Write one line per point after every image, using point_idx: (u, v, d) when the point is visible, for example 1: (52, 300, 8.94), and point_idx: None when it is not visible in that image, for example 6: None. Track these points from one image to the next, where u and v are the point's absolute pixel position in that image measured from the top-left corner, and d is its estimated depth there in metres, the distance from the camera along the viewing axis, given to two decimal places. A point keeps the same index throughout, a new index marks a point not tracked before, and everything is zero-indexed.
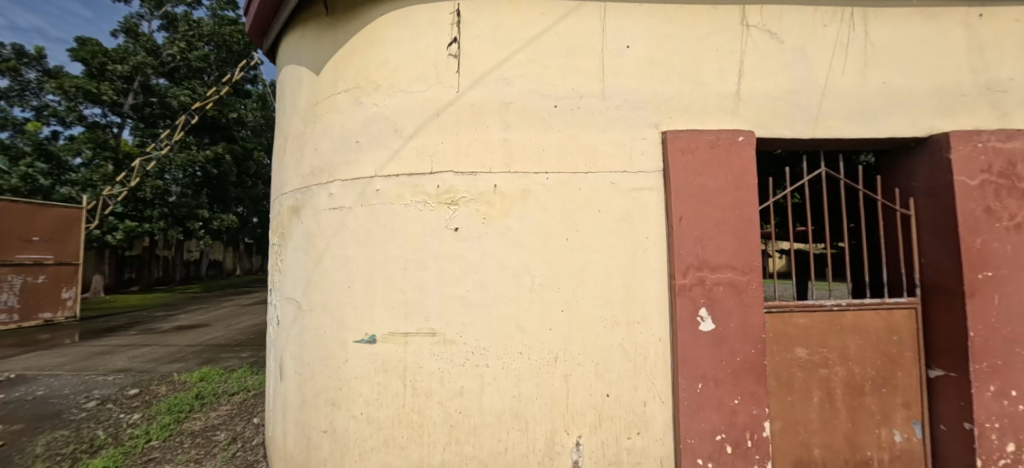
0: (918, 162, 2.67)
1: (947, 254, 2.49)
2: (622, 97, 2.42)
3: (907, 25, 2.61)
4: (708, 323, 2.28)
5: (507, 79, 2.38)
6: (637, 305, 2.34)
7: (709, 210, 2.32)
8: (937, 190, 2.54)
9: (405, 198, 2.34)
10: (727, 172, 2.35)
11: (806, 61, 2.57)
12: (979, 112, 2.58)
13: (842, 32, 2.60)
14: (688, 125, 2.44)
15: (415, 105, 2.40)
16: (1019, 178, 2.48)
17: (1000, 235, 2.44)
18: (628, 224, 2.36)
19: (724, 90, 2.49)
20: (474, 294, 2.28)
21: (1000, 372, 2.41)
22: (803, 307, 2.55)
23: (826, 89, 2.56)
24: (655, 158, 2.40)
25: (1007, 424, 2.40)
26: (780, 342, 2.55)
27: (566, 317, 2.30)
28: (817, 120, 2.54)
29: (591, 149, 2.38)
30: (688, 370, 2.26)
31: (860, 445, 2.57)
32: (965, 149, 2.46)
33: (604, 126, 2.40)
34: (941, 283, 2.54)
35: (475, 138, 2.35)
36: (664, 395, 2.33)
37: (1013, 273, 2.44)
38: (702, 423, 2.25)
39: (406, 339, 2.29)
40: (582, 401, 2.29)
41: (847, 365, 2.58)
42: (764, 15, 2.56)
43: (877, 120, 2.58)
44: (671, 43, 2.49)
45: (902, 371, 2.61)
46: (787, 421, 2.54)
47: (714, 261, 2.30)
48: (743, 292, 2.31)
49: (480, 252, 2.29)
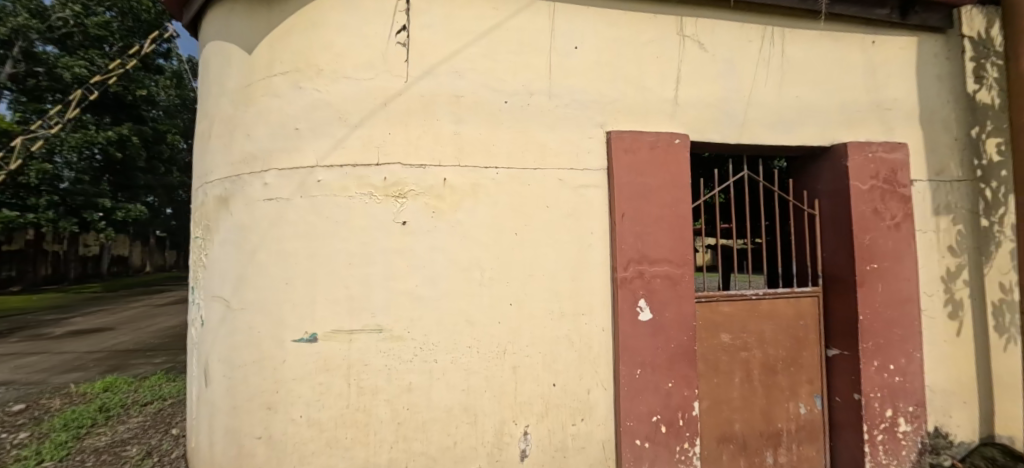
0: (822, 167, 3.04)
1: (843, 249, 2.89)
2: (572, 97, 2.50)
3: (814, 46, 2.97)
4: (647, 313, 2.44)
5: (458, 72, 2.36)
6: (583, 298, 2.44)
7: (651, 208, 2.48)
8: (837, 193, 2.93)
9: (349, 190, 2.23)
10: (665, 173, 2.52)
11: (734, 72, 2.81)
12: (870, 126, 3.01)
13: (764, 47, 2.88)
14: (631, 126, 2.58)
15: (361, 93, 2.29)
16: (899, 185, 2.92)
17: (884, 233, 2.87)
18: (574, 220, 2.45)
19: (664, 95, 2.66)
20: (424, 289, 2.24)
21: (882, 350, 2.83)
22: (728, 296, 2.81)
23: (750, 99, 2.82)
24: (600, 157, 2.51)
25: (886, 393, 2.84)
26: (708, 329, 2.79)
27: (515, 311, 2.34)
28: (742, 127, 2.80)
29: (541, 146, 2.43)
30: (628, 357, 2.41)
31: (773, 419, 2.90)
32: (858, 158, 2.86)
33: (554, 124, 2.46)
34: (838, 275, 2.94)
35: (425, 130, 2.30)
36: (606, 381, 2.45)
37: (893, 265, 2.88)
38: (640, 407, 2.41)
39: (350, 336, 2.19)
40: (530, 392, 2.35)
41: (762, 348, 2.90)
42: (698, 27, 2.77)
43: (791, 130, 2.89)
44: (616, 46, 2.60)
45: (807, 352, 3.00)
46: (713, 400, 2.80)
47: (653, 255, 2.46)
48: (678, 284, 2.49)
49: (429, 246, 2.25)
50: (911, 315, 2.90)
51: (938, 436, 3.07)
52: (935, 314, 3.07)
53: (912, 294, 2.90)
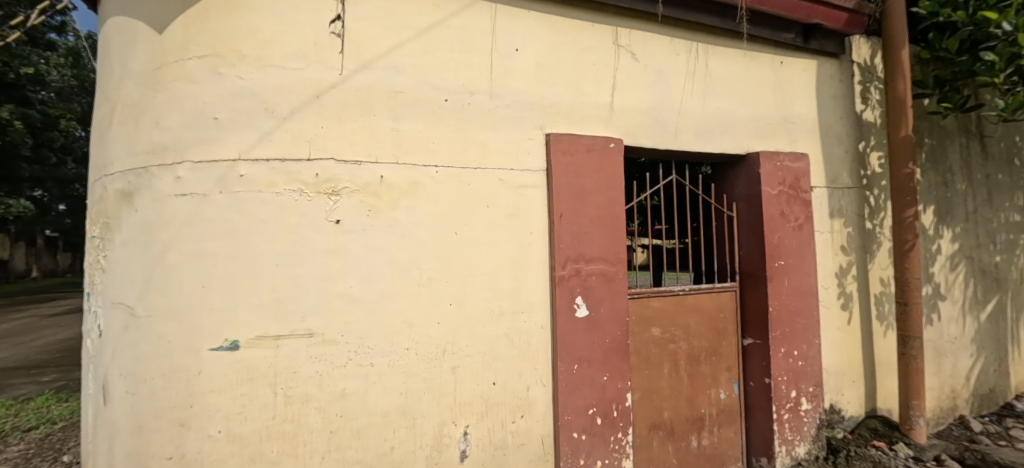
0: (738, 173, 3.34)
1: (756, 248, 3.21)
2: (512, 99, 2.53)
3: (732, 62, 3.25)
4: (583, 309, 2.55)
5: (397, 67, 2.29)
6: (522, 296, 2.47)
7: (587, 208, 2.59)
8: (751, 197, 3.25)
9: (276, 186, 2.08)
10: (601, 175, 2.65)
11: (664, 82, 3.00)
12: (778, 137, 3.35)
13: (690, 61, 3.10)
14: (569, 129, 2.66)
15: (291, 84, 2.14)
16: (801, 190, 3.31)
17: (789, 233, 3.22)
18: (515, 220, 2.48)
19: (600, 100, 2.78)
20: (359, 290, 2.14)
21: (787, 338, 3.18)
22: (658, 292, 3.00)
23: (677, 108, 3.02)
24: (540, 158, 2.57)
25: (790, 376, 3.19)
26: (640, 323, 2.95)
27: (455, 310, 2.31)
28: (673, 135, 2.99)
29: (482, 145, 2.43)
30: (566, 353, 2.49)
31: (697, 405, 3.14)
32: (768, 165, 3.20)
33: (495, 124, 2.47)
34: (752, 271, 3.25)
35: (360, 125, 2.20)
36: (545, 378, 2.51)
37: (795, 262, 3.24)
38: (577, 401, 2.51)
39: (277, 342, 2.04)
40: (470, 391, 2.34)
41: (688, 340, 3.12)
42: (631, 37, 2.92)
43: (713, 138, 3.13)
44: (556, 51, 2.68)
45: (726, 342, 3.28)
46: (645, 390, 2.96)
47: (589, 254, 2.58)
48: (612, 281, 2.63)
49: (365, 246, 2.16)
50: (810, 306, 3.28)
51: (832, 412, 3.50)
52: (830, 304, 3.48)
53: (812, 287, 3.30)
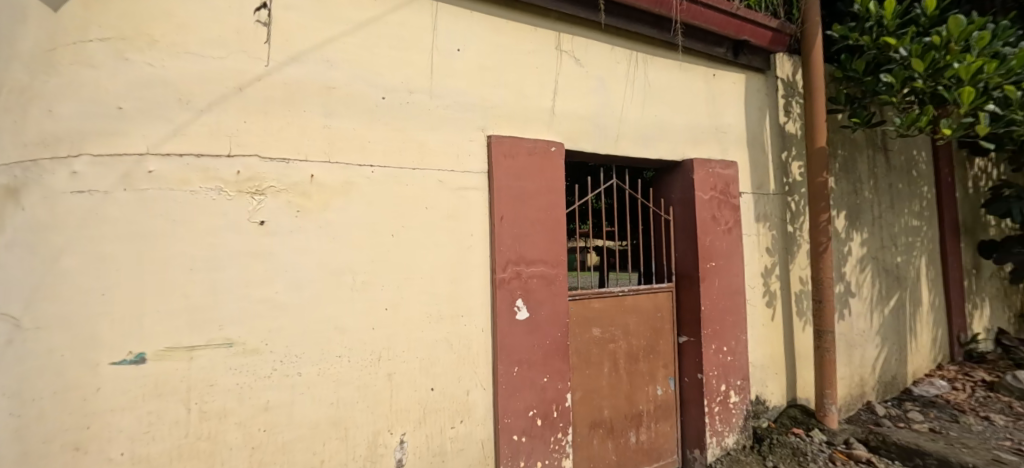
0: (674, 179, 3.50)
1: (689, 250, 3.38)
2: (454, 99, 2.50)
3: (668, 72, 3.40)
4: (523, 311, 2.57)
5: (330, 61, 2.18)
6: (462, 300, 2.44)
7: (528, 211, 2.62)
8: (685, 202, 3.41)
9: (190, 184, 1.87)
10: (542, 178, 2.68)
11: (605, 88, 3.08)
12: (709, 146, 3.54)
13: (630, 69, 3.21)
14: (511, 132, 2.67)
15: (212, 74, 1.93)
16: (730, 196, 3.52)
17: (719, 236, 3.42)
18: (455, 222, 2.44)
19: (542, 104, 2.81)
20: (286, 295, 2.01)
21: (718, 335, 3.37)
22: (598, 293, 3.07)
23: (617, 114, 3.12)
24: (481, 160, 2.55)
25: (721, 371, 3.38)
26: (581, 324, 3.01)
27: (391, 315, 2.24)
28: (613, 140, 3.08)
29: (421, 145, 2.38)
30: (506, 355, 2.50)
31: (636, 402, 3.24)
32: (701, 172, 3.38)
33: (435, 124, 2.43)
34: (686, 272, 3.42)
35: (288, 121, 2.07)
36: (485, 381, 2.49)
37: (725, 263, 3.45)
38: (517, 403, 2.52)
39: (191, 353, 1.83)
40: (407, 398, 2.27)
41: (627, 339, 3.22)
42: (573, 44, 2.98)
43: (650, 145, 3.26)
44: (498, 53, 2.67)
45: (663, 340, 3.42)
46: (585, 390, 3.02)
47: (529, 256, 2.60)
48: (552, 283, 2.68)
49: (291, 248, 2.03)
50: (737, 305, 3.50)
51: (758, 403, 3.75)
52: (756, 302, 3.72)
53: (739, 286, 3.52)
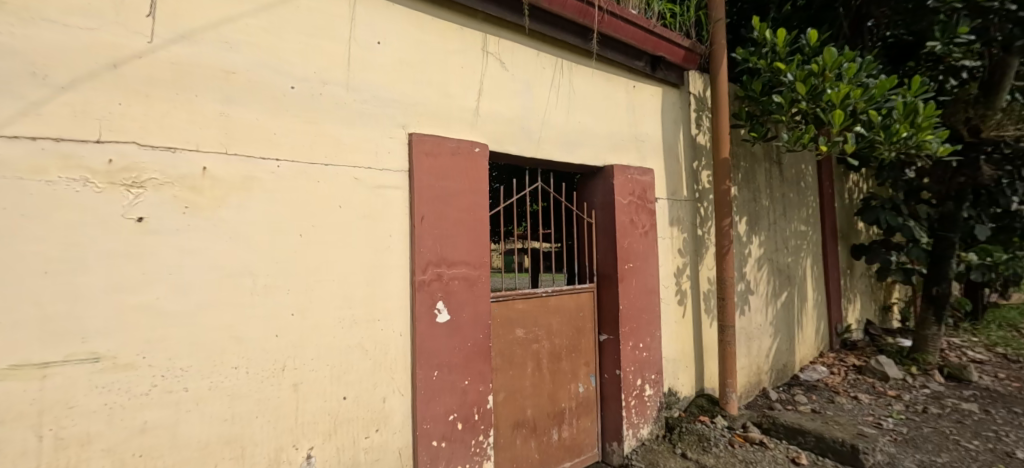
0: (596, 183, 3.63)
1: (609, 252, 3.54)
2: (372, 94, 2.39)
3: (591, 81, 3.53)
4: (444, 314, 2.53)
5: (229, 43, 1.95)
6: (379, 303, 2.34)
7: (450, 212, 2.58)
8: (606, 206, 3.56)
9: (48, 174, 1.52)
10: (465, 179, 2.66)
11: (530, 92, 3.12)
12: (628, 153, 3.73)
13: (555, 75, 3.28)
14: (433, 130, 2.61)
15: (78, 47, 1.60)
16: (647, 201, 3.74)
17: (636, 238, 3.61)
18: (371, 222, 2.33)
19: (466, 104, 2.78)
20: (171, 301, 1.76)
21: (634, 332, 3.56)
22: (522, 294, 3.10)
23: (542, 118, 3.17)
24: (401, 158, 2.46)
25: (637, 367, 3.58)
26: (504, 325, 3.02)
27: (298, 321, 2.08)
28: (537, 144, 3.13)
29: (335, 140, 2.24)
30: (425, 360, 2.44)
31: (558, 400, 3.32)
32: (621, 178, 3.55)
33: (352, 119, 2.30)
34: (606, 273, 3.57)
35: (178, 106, 1.81)
36: (403, 387, 2.41)
37: (641, 264, 3.65)
38: (436, 408, 2.47)
39: (46, 370, 1.49)
40: (315, 409, 2.12)
41: (550, 339, 3.29)
42: (499, 46, 2.99)
43: (574, 150, 3.36)
44: (421, 49, 2.60)
45: (585, 339, 3.53)
46: (509, 391, 3.03)
47: (451, 258, 2.57)
48: (474, 284, 2.67)
49: (178, 250, 1.78)
50: (652, 303, 3.73)
51: (670, 395, 4.00)
52: (670, 301, 3.97)
53: (653, 286, 3.74)
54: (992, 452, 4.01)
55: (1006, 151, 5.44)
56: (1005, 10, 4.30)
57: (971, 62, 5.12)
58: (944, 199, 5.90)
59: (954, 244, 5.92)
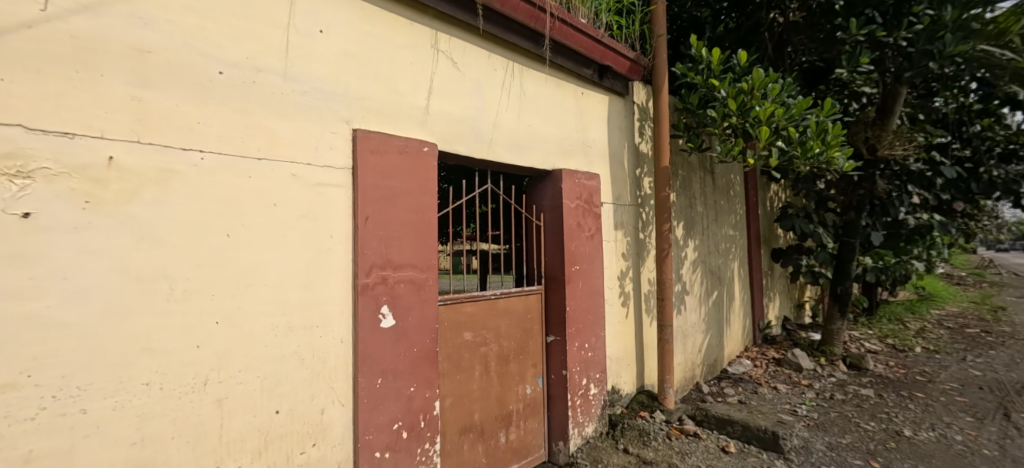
0: (545, 186, 3.66)
1: (557, 254, 3.58)
2: (313, 86, 2.23)
3: (541, 85, 3.56)
4: (389, 319, 2.42)
5: (145, 19, 1.71)
6: (317, 308, 2.19)
7: (396, 213, 2.48)
8: (555, 209, 3.59)
9: None
10: (412, 178, 2.57)
11: (481, 93, 3.08)
12: (576, 157, 3.79)
13: (506, 77, 3.27)
14: (379, 127, 2.49)
15: None
16: (593, 204, 3.83)
17: (583, 241, 3.69)
18: (309, 222, 2.18)
19: (415, 102, 2.69)
20: (67, 310, 1.49)
21: (580, 332, 3.63)
22: (471, 297, 3.05)
23: (493, 120, 3.14)
24: (344, 155, 2.32)
25: (582, 367, 3.65)
26: (452, 329, 2.95)
27: (224, 330, 1.88)
28: (488, 145, 3.10)
29: (270, 133, 2.06)
30: (368, 367, 2.32)
31: (506, 403, 3.30)
32: (570, 181, 3.61)
33: (289, 111, 2.14)
34: (554, 275, 3.60)
35: (78, 87, 1.55)
36: (343, 397, 2.27)
37: (588, 266, 3.73)
38: (380, 417, 2.36)
39: None
40: (243, 426, 1.93)
41: (498, 342, 3.26)
42: (451, 44, 2.92)
43: (524, 153, 3.36)
44: (368, 42, 2.48)
45: (532, 341, 3.54)
46: (456, 395, 2.96)
47: (397, 260, 2.47)
48: (421, 288, 2.59)
49: (75, 250, 1.52)
50: (597, 304, 3.81)
51: (613, 392, 4.12)
52: (613, 302, 4.09)
53: (599, 287, 3.83)
54: (885, 431, 4.51)
55: (894, 168, 6.37)
56: (897, 45, 4.95)
57: (869, 88, 6.18)
58: (847, 209, 6.51)
59: (854, 248, 6.58)
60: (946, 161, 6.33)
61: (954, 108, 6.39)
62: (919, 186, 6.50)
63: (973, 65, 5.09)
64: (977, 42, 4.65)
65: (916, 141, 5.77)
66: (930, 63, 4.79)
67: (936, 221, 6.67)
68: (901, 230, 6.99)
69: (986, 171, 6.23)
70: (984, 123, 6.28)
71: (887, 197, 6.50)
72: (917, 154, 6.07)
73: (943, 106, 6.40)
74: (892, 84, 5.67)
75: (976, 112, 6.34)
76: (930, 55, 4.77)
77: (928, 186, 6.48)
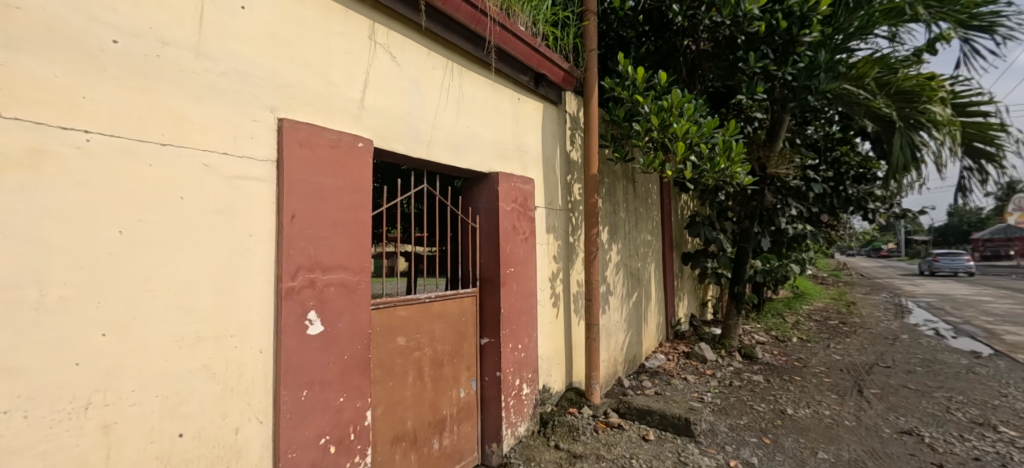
0: (481, 188, 3.63)
1: (492, 257, 3.57)
2: (233, 68, 2.00)
3: (480, 87, 3.54)
4: (316, 325, 2.25)
5: None
6: (232, 315, 1.96)
7: (327, 211, 2.30)
8: (491, 211, 3.58)
9: None
10: (345, 175, 2.41)
11: (419, 89, 2.97)
12: (512, 161, 3.82)
13: (445, 76, 3.19)
14: (309, 118, 2.30)
15: None
16: (528, 207, 3.87)
17: (518, 243, 3.71)
18: (225, 218, 1.94)
19: (349, 94, 2.53)
20: None
21: (514, 334, 3.65)
22: (404, 301, 2.93)
23: (430, 118, 3.05)
24: (267, 146, 2.11)
25: (516, 368, 3.67)
26: (384, 334, 2.80)
27: (115, 343, 1.59)
28: (425, 144, 3.00)
29: (179, 116, 1.80)
30: (292, 378, 2.13)
31: (439, 408, 3.21)
32: (506, 184, 3.62)
33: (203, 93, 1.89)
34: (490, 277, 3.58)
35: None
36: (262, 413, 2.05)
37: (522, 269, 3.76)
38: (305, 433, 2.17)
39: None
40: (138, 455, 1.65)
41: (432, 346, 3.16)
42: (388, 37, 2.79)
43: (462, 153, 3.31)
44: (297, 25, 2.28)
45: (467, 343, 3.49)
46: (387, 403, 2.82)
47: (326, 262, 2.30)
48: (352, 292, 2.44)
49: None
50: (531, 306, 3.87)
51: (544, 391, 4.19)
52: (545, 303, 4.17)
53: (532, 289, 3.89)
54: (773, 411, 5.06)
55: (778, 184, 7.15)
56: (785, 79, 5.65)
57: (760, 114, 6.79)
58: (742, 219, 7.28)
59: (748, 252, 7.18)
60: (817, 179, 7.38)
61: (821, 135, 7.61)
62: (796, 199, 7.49)
63: (838, 101, 6.02)
64: (842, 82, 5.71)
65: (796, 162, 6.62)
66: (809, 97, 5.68)
67: (809, 231, 7.86)
68: (784, 238, 7.93)
69: (845, 188, 7.71)
70: (843, 149, 7.62)
71: (772, 207, 7.31)
72: (795, 173, 6.86)
73: (814, 133, 7.50)
74: (778, 112, 6.36)
75: (836, 140, 7.60)
76: (808, 89, 5.65)
77: (803, 199, 7.53)
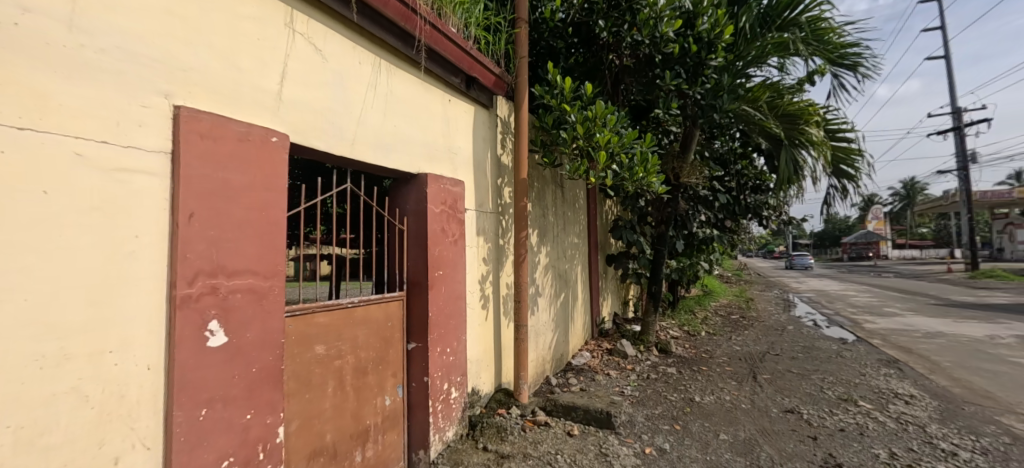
0: (409, 189, 3.53)
1: (420, 260, 3.48)
2: (118, 45, 1.75)
3: (409, 85, 3.43)
4: (219, 336, 2.03)
5: None
6: (111, 328, 1.70)
7: (233, 210, 2.10)
8: (419, 213, 3.49)
9: None
10: (255, 171, 2.22)
11: (342, 83, 2.82)
12: (442, 162, 3.75)
13: (372, 72, 3.06)
14: (212, 108, 2.08)
15: None
16: (458, 209, 3.83)
17: (447, 246, 3.66)
18: (103, 217, 1.69)
19: (262, 84, 2.33)
20: None
21: (442, 338, 3.59)
22: (325, 307, 2.75)
23: (355, 114, 2.90)
24: (161, 136, 1.87)
25: (444, 372, 3.60)
26: (301, 342, 2.61)
27: None
28: (349, 142, 2.85)
29: (42, 97, 1.53)
30: (189, 396, 1.91)
31: (362, 418, 3.06)
32: (435, 186, 3.55)
33: (76, 71, 1.63)
34: (417, 281, 3.49)
35: None
36: (150, 438, 1.81)
37: (451, 272, 3.71)
38: (204, 456, 1.96)
39: None
40: None
41: (355, 353, 3.01)
42: (309, 26, 2.60)
43: (389, 153, 3.19)
44: (200, 3, 2.04)
45: (393, 349, 3.36)
46: (304, 417, 2.63)
47: (231, 266, 2.09)
48: (263, 298, 2.25)
49: None
50: (459, 309, 3.82)
51: (473, 394, 4.16)
52: (475, 306, 4.15)
53: (461, 292, 3.85)
54: (683, 400, 5.45)
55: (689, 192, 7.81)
56: (694, 97, 6.13)
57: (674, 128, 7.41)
58: (659, 223, 7.86)
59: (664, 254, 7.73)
60: (721, 189, 8.22)
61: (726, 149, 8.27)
62: (705, 206, 8.37)
63: (738, 120, 6.67)
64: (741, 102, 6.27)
65: (704, 173, 7.25)
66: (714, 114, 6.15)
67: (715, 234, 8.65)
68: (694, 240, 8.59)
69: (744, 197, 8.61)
70: (742, 163, 8.43)
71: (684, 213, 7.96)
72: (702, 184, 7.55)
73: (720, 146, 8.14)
74: (689, 126, 6.90)
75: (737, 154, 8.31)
76: (714, 108, 6.12)
77: (710, 206, 8.39)
